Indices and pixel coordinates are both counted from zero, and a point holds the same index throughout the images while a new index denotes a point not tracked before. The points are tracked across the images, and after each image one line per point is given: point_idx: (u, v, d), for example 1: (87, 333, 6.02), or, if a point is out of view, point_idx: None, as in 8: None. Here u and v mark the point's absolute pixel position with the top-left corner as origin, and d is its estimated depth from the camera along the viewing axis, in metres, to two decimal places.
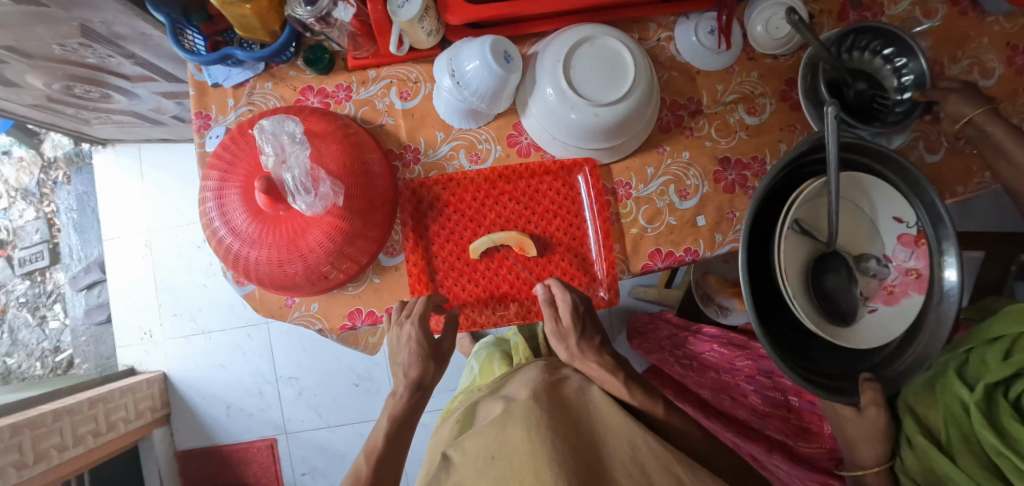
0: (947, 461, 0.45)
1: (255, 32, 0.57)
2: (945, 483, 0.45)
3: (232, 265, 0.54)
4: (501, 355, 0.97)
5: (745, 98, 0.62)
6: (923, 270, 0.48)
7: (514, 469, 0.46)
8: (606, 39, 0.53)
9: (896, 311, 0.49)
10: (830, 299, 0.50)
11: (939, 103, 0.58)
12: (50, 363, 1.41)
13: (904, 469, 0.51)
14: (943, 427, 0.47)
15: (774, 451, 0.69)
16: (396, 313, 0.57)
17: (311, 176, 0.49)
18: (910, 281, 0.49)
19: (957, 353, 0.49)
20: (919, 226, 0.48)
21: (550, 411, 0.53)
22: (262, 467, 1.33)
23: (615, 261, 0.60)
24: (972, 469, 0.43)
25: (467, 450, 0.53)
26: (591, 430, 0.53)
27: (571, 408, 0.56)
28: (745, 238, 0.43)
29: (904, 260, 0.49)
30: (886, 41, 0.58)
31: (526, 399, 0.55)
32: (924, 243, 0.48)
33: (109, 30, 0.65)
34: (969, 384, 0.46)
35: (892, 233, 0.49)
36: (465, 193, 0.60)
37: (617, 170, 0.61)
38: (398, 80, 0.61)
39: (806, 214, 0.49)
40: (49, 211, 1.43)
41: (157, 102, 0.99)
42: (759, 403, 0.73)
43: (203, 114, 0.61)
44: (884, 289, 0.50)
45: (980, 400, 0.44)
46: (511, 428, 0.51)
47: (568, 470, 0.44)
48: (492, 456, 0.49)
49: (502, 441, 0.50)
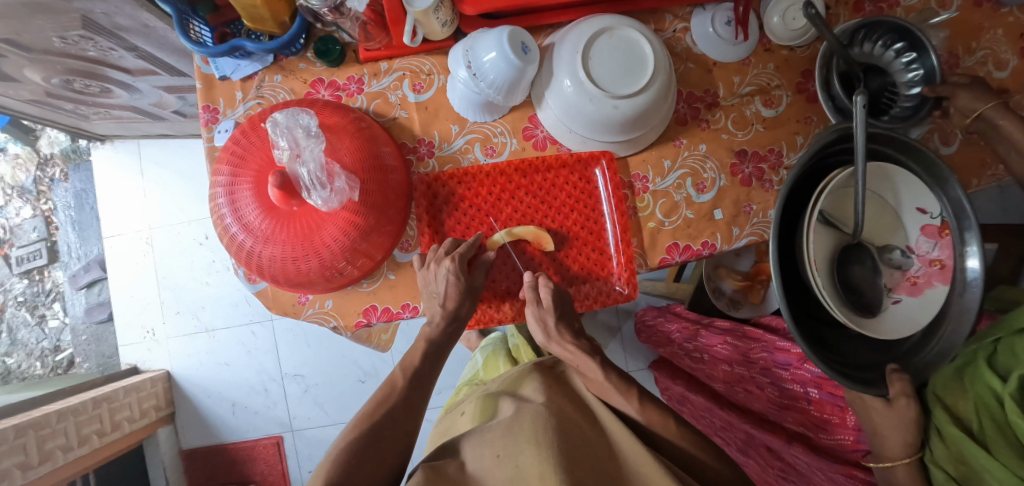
0: (983, 453, 0.44)
1: (264, 23, 0.55)
2: (981, 474, 0.45)
3: (246, 262, 0.53)
4: (507, 353, 0.97)
5: (761, 90, 0.61)
6: (947, 261, 0.48)
7: (518, 470, 0.46)
8: (625, 30, 0.52)
9: (920, 302, 0.49)
10: (854, 291, 0.50)
11: (948, 98, 0.56)
12: (51, 363, 1.39)
13: (934, 459, 0.51)
14: (975, 418, 0.46)
15: (794, 442, 0.69)
16: (435, 250, 0.56)
17: (326, 171, 0.48)
18: (934, 272, 0.49)
19: (984, 343, 0.48)
20: (943, 217, 0.47)
21: (559, 419, 0.53)
22: (267, 466, 1.32)
23: (633, 255, 0.59)
24: (1008, 459, 0.43)
25: (473, 450, 0.52)
26: (597, 448, 0.52)
27: (580, 422, 0.55)
28: (775, 232, 0.43)
29: (927, 251, 0.49)
30: (898, 35, 0.56)
31: (536, 404, 0.55)
32: (948, 234, 0.48)
33: (112, 22, 0.63)
34: (1000, 374, 0.45)
35: (915, 224, 0.49)
36: (480, 187, 0.59)
37: (634, 164, 0.60)
38: (411, 72, 0.60)
39: (830, 207, 0.49)
40: (46, 208, 1.41)
41: (158, 97, 0.97)
42: (776, 395, 0.69)
43: (210, 107, 0.60)
44: (906, 280, 0.50)
45: (1011, 392, 0.43)
46: (519, 429, 0.51)
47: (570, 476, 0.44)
48: (498, 455, 0.49)
49: (509, 439, 0.50)
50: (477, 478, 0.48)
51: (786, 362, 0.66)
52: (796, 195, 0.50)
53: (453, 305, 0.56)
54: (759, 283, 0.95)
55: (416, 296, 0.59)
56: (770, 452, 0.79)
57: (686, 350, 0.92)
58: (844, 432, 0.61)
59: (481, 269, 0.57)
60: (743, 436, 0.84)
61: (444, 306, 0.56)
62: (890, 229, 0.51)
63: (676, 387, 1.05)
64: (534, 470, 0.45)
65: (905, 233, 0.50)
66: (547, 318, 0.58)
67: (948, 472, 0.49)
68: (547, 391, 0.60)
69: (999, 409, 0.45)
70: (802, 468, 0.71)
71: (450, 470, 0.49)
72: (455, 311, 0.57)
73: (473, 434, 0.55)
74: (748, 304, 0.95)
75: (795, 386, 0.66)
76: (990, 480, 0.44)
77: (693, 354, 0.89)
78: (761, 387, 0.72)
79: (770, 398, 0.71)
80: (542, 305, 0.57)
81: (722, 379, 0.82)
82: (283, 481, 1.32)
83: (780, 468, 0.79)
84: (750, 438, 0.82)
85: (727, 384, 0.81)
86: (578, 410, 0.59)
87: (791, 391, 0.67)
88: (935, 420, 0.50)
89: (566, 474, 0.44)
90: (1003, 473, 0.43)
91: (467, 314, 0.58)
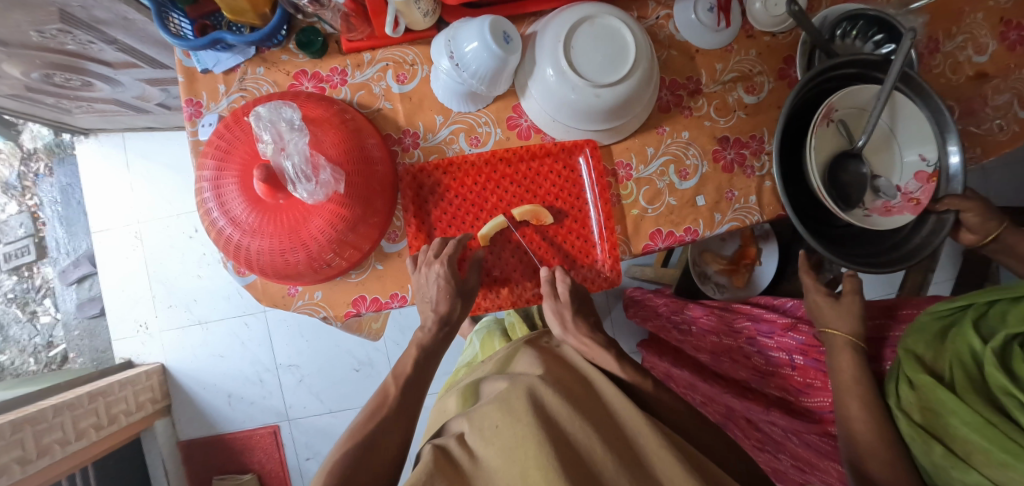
0: (951, 395, 0.43)
1: (244, 15, 0.55)
2: (944, 419, 0.44)
3: (234, 256, 0.54)
4: (502, 333, 0.96)
5: (743, 77, 0.62)
6: (922, 200, 0.55)
7: (517, 441, 0.43)
8: (606, 18, 0.52)
9: (887, 220, 0.55)
10: (844, 189, 0.55)
11: (960, 116, 0.66)
12: (44, 358, 1.40)
13: (901, 405, 0.49)
14: (948, 369, 0.46)
15: (773, 408, 0.69)
16: (426, 253, 0.57)
17: (311, 163, 0.49)
18: (909, 206, 0.55)
19: (978, 305, 0.47)
20: (936, 166, 0.55)
21: (557, 389, 0.52)
22: (265, 454, 1.34)
23: (616, 242, 0.60)
24: (975, 403, 0.42)
25: (472, 417, 0.50)
26: (596, 407, 0.52)
27: (577, 389, 0.54)
28: (783, 113, 0.51)
29: (912, 190, 0.56)
30: (877, 27, 0.59)
31: (533, 377, 0.53)
32: (933, 181, 0.55)
33: (89, 15, 0.63)
34: (984, 335, 0.45)
35: (912, 169, 0.56)
36: (465, 177, 0.60)
37: (617, 151, 0.61)
38: (394, 62, 0.60)
39: (847, 119, 0.55)
40: (32, 204, 1.40)
41: (142, 89, 0.96)
42: (761, 363, 0.70)
43: (193, 101, 0.60)
44: (883, 206, 0.56)
45: (994, 347, 0.42)
46: (513, 401, 0.49)
47: (566, 455, 0.42)
48: (495, 426, 0.46)
49: (505, 411, 0.48)
50: (477, 455, 0.45)
51: (771, 331, 0.68)
52: (810, 101, 0.57)
53: (444, 309, 0.58)
54: (743, 268, 0.97)
55: (405, 286, 0.60)
56: (749, 422, 0.82)
57: (673, 322, 0.92)
58: (824, 395, 0.61)
59: (472, 270, 0.58)
60: (725, 409, 0.88)
61: (437, 311, 0.58)
62: (890, 165, 0.56)
63: (662, 364, 1.07)
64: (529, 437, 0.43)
65: (901, 173, 0.56)
66: (564, 310, 0.61)
67: (912, 418, 0.47)
68: (544, 366, 0.60)
69: (975, 365, 0.44)
70: (780, 435, 0.73)
71: (448, 446, 0.47)
72: (446, 314, 0.58)
73: (469, 411, 0.52)
74: (731, 288, 0.98)
75: (780, 354, 0.67)
76: (954, 423, 0.43)
77: (681, 326, 0.90)
78: (748, 356, 0.72)
79: (755, 367, 0.72)
80: (560, 300, 0.61)
81: (708, 349, 0.82)
82: (282, 468, 1.34)
83: (759, 439, 0.83)
84: (732, 410, 0.85)
85: (714, 355, 0.81)
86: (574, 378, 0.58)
87: (777, 359, 0.68)
88: (906, 369, 0.48)
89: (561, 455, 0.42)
90: (970, 415, 0.41)
91: (457, 317, 0.60)
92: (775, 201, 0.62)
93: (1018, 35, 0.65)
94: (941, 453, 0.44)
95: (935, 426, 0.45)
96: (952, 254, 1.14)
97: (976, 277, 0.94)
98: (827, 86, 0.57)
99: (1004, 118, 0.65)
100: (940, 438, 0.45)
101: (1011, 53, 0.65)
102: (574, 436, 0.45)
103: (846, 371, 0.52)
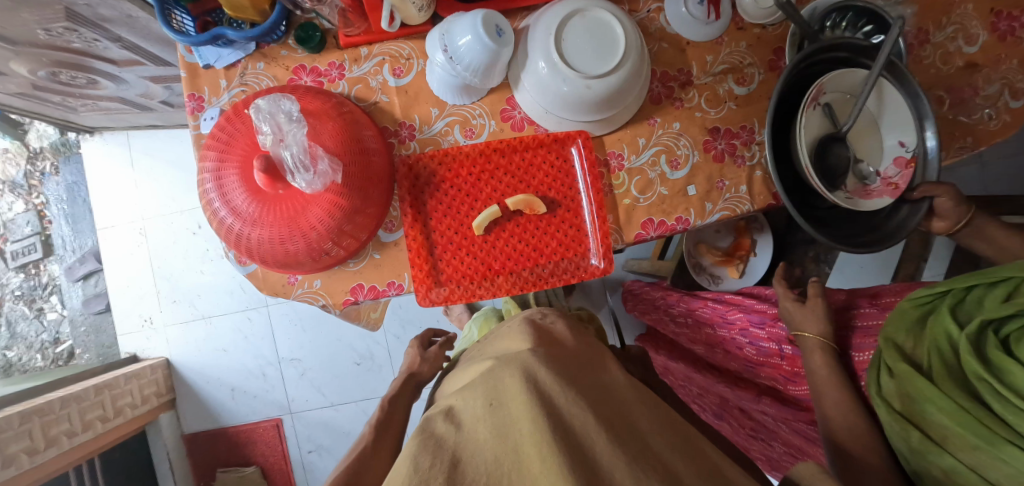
0: (928, 384, 0.44)
1: (244, 11, 0.57)
2: (922, 406, 0.45)
3: (235, 245, 0.55)
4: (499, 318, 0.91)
5: (733, 69, 0.63)
6: (900, 184, 0.56)
7: (514, 419, 0.37)
8: (596, 12, 0.53)
9: (870, 203, 0.56)
10: (829, 172, 0.56)
11: (950, 106, 0.66)
12: (51, 355, 1.42)
13: (880, 394, 0.50)
14: (925, 356, 0.47)
15: (763, 397, 0.73)
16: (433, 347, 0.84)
17: (309, 154, 0.50)
18: (888, 190, 0.57)
19: (956, 291, 0.48)
20: (915, 152, 0.57)
21: (559, 365, 0.44)
22: (269, 447, 1.36)
23: (609, 231, 0.62)
24: (952, 390, 0.43)
25: (463, 395, 0.44)
26: (602, 386, 0.44)
27: (578, 361, 0.47)
28: (774, 94, 0.52)
29: (891, 175, 0.57)
30: (866, 18, 0.60)
31: (530, 350, 0.46)
32: (912, 166, 0.57)
33: (94, 13, 0.65)
34: (960, 321, 0.46)
35: (892, 155, 0.58)
36: (460, 168, 0.61)
37: (609, 142, 0.62)
38: (390, 57, 0.61)
39: (833, 102, 0.56)
40: (38, 202, 1.42)
41: (145, 87, 0.98)
42: (753, 354, 0.72)
43: (195, 96, 0.61)
44: (865, 190, 0.57)
45: (968, 334, 0.43)
46: (511, 376, 0.42)
47: (568, 433, 0.36)
48: (491, 403, 0.40)
49: (500, 389, 0.41)
50: (465, 428, 0.39)
51: (761, 321, 0.70)
52: (796, 86, 0.58)
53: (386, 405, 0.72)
54: (737, 259, 0.99)
55: (401, 274, 0.62)
56: (742, 412, 0.84)
57: (670, 314, 0.93)
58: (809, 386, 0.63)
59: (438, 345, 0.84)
60: (719, 399, 0.89)
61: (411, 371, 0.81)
62: (873, 150, 0.58)
63: (659, 356, 1.08)
64: (525, 414, 0.36)
65: (882, 158, 0.58)
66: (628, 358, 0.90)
67: (892, 406, 0.48)
68: (541, 332, 0.52)
69: (952, 352, 0.45)
70: (771, 422, 0.75)
71: (434, 425, 0.40)
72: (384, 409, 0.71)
73: (461, 389, 0.46)
74: (728, 279, 1.00)
75: (771, 344, 0.68)
76: (931, 409, 0.44)
77: (677, 318, 0.90)
78: (740, 347, 0.73)
79: (746, 357, 0.73)
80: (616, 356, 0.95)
81: (703, 342, 0.83)
82: (284, 460, 1.36)
83: (751, 427, 0.85)
84: (726, 400, 0.86)
85: (708, 347, 0.82)
86: (575, 347, 0.51)
87: (767, 349, 0.69)
88: (889, 358, 0.49)
89: (562, 434, 0.35)
90: (946, 403, 0.43)
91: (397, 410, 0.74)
92: (766, 191, 0.63)
93: (1008, 26, 0.66)
94: (918, 438, 0.45)
95: (910, 410, 0.46)
96: (946, 244, 1.14)
97: (970, 267, 0.95)
98: (812, 71, 0.58)
99: (994, 107, 0.66)
100: (916, 424, 0.46)
101: (1002, 43, 0.66)
102: (575, 415, 0.37)
103: (821, 371, 0.56)
